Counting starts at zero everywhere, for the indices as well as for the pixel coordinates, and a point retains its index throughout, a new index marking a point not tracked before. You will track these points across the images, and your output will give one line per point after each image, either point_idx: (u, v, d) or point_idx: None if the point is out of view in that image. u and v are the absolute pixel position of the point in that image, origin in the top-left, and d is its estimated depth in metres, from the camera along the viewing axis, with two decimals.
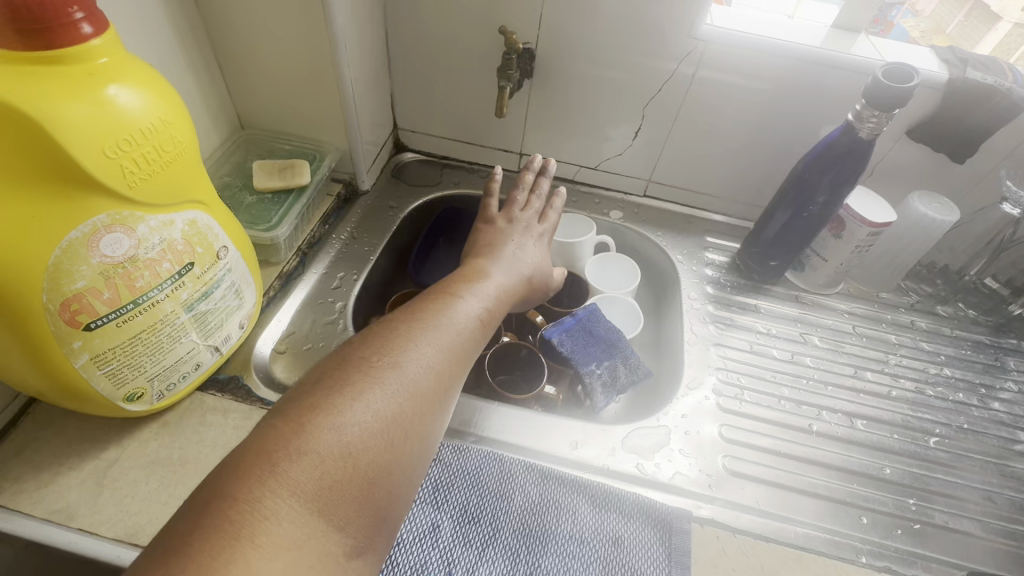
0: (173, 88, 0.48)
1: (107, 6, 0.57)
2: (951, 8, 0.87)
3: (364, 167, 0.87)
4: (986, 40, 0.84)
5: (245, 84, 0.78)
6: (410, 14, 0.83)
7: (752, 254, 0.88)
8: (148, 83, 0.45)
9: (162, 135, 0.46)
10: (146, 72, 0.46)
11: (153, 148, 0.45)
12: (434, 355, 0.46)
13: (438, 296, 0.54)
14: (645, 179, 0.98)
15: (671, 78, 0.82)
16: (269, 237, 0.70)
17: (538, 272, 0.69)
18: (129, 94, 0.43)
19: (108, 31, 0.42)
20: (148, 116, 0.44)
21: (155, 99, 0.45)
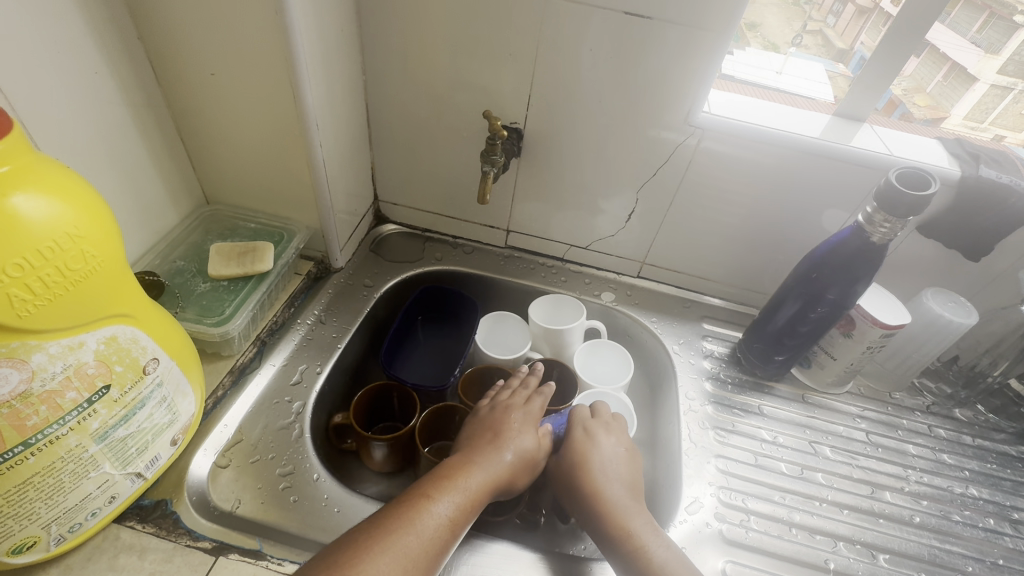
0: (97, 194, 0.41)
1: (46, 90, 0.52)
2: (931, 68, 0.78)
3: (337, 245, 0.81)
4: (965, 100, 0.78)
5: (211, 158, 0.73)
6: (392, 88, 0.80)
7: (754, 350, 0.82)
8: (62, 190, 0.38)
9: (70, 253, 0.38)
10: (63, 177, 0.39)
11: (59, 270, 0.38)
12: (390, 569, 0.45)
13: (415, 493, 0.52)
14: (639, 261, 0.92)
15: (668, 160, 0.78)
16: (219, 332, 0.62)
17: (520, 464, 0.61)
18: (31, 209, 0.36)
19: (15, 134, 0.36)
20: (55, 231, 0.37)
21: (69, 209, 0.38)
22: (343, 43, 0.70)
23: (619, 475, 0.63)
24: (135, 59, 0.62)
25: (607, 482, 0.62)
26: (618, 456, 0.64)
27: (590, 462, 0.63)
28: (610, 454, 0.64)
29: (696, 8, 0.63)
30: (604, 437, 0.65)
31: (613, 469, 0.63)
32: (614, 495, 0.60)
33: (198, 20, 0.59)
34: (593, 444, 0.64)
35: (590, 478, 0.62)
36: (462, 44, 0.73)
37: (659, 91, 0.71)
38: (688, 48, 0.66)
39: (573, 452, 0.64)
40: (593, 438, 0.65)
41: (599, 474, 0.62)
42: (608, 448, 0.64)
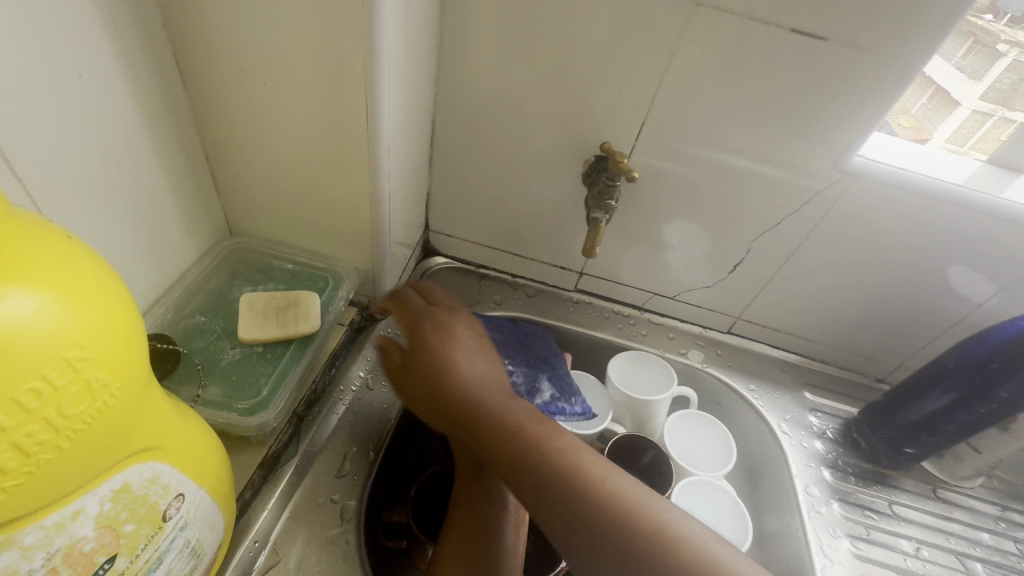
0: (119, 282, 0.29)
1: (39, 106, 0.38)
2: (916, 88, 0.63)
3: (389, 291, 0.66)
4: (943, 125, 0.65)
5: (242, 182, 0.58)
6: (466, 103, 0.65)
7: (881, 436, 0.69)
8: (72, 284, 0.26)
9: (69, 383, 0.25)
10: (78, 263, 0.26)
11: (48, 417, 0.25)
12: None
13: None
14: (733, 316, 0.79)
15: (800, 209, 0.64)
16: (253, 422, 0.47)
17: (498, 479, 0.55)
18: (18, 315, 0.23)
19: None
20: (46, 360, 0.24)
21: (77, 320, 0.25)
22: (422, 47, 0.55)
23: (489, 379, 0.55)
24: (154, 55, 0.46)
25: (489, 394, 0.53)
26: (486, 371, 0.56)
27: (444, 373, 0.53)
28: (477, 361, 0.56)
29: (888, 31, 0.50)
30: (463, 334, 0.57)
31: (493, 383, 0.55)
32: (485, 402, 0.52)
33: (250, 8, 0.44)
34: (454, 347, 0.56)
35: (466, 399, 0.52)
36: (566, 56, 0.58)
37: (807, 129, 0.57)
38: (862, 80, 0.53)
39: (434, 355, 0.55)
40: (450, 336, 0.56)
41: (476, 382, 0.54)
42: (479, 361, 0.56)
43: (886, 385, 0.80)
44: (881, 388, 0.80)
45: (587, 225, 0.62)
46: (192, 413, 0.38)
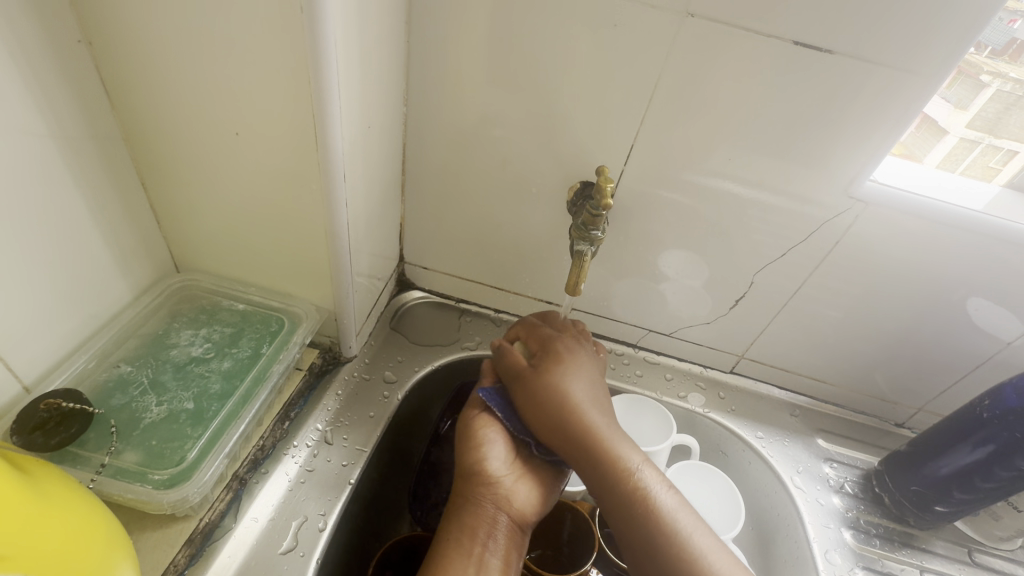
0: None
1: None
2: (940, 113, 0.55)
3: (353, 330, 0.59)
4: (934, 152, 0.58)
5: (183, 210, 0.52)
6: (438, 123, 0.60)
7: (907, 492, 0.63)
8: None
9: None
10: None
11: None
12: None
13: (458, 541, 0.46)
14: (737, 354, 0.72)
15: (807, 239, 0.59)
16: (173, 493, 0.42)
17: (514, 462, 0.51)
18: None
19: None
20: None
21: None
22: (386, 62, 0.50)
23: (601, 402, 0.52)
24: (70, 68, 0.41)
25: (592, 407, 0.51)
26: (596, 381, 0.54)
27: (569, 395, 0.51)
28: (590, 386, 0.53)
29: (900, 42, 0.46)
30: (582, 360, 0.55)
31: (594, 401, 0.52)
32: (601, 425, 0.50)
33: (180, 14, 0.39)
34: (570, 371, 0.53)
35: (571, 408, 0.51)
36: (545, 72, 0.53)
37: (812, 148, 0.53)
38: (868, 94, 0.49)
39: (532, 398, 0.52)
40: (560, 364, 0.54)
41: (578, 403, 0.51)
42: (587, 380, 0.53)
43: (906, 430, 0.73)
44: (901, 433, 0.73)
45: (572, 255, 0.58)
46: (80, 504, 0.34)
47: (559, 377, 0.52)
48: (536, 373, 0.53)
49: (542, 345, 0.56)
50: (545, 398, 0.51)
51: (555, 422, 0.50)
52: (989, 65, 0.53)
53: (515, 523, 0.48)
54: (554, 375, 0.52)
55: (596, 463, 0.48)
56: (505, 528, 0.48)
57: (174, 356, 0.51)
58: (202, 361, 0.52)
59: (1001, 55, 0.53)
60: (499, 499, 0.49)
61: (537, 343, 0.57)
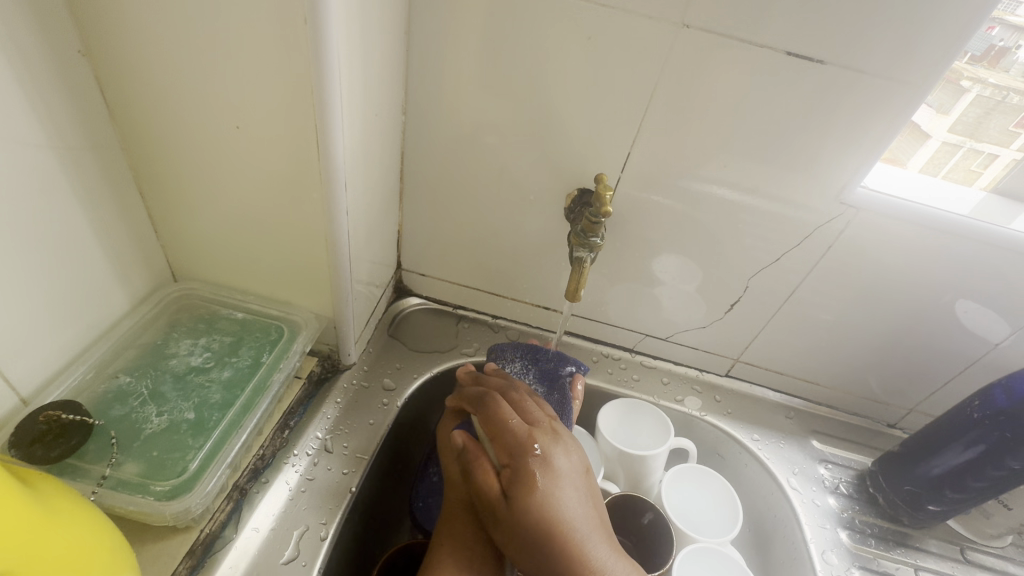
0: None
1: None
2: (924, 117, 0.57)
3: (352, 338, 0.59)
4: (916, 156, 0.59)
5: (182, 220, 0.52)
6: (436, 131, 0.60)
7: (901, 492, 0.64)
8: None
9: None
10: None
11: None
12: None
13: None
14: (732, 358, 0.73)
15: (800, 244, 0.60)
16: (174, 504, 0.42)
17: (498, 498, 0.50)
18: None
19: None
20: None
21: None
22: (385, 72, 0.50)
23: (594, 521, 0.45)
24: (70, 79, 0.41)
25: (587, 536, 0.43)
26: (580, 489, 0.46)
27: (557, 527, 0.43)
28: (576, 500, 0.45)
29: (887, 53, 0.47)
30: (564, 470, 0.46)
31: (588, 525, 0.44)
32: (600, 559, 0.43)
33: (182, 25, 0.39)
34: (551, 492, 0.44)
35: (565, 545, 0.42)
36: (544, 81, 0.54)
37: (805, 154, 0.54)
38: (858, 103, 0.50)
39: (519, 498, 0.44)
40: (537, 488, 0.44)
41: (570, 532, 0.43)
42: (573, 496, 0.45)
43: (898, 430, 0.74)
44: (894, 433, 0.74)
45: (571, 262, 0.59)
46: (83, 516, 0.34)
47: (539, 506, 0.43)
48: (510, 507, 0.44)
49: (512, 453, 0.46)
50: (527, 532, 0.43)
51: (546, 561, 0.42)
52: (969, 69, 0.54)
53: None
54: (530, 506, 0.43)
55: None
56: (499, 534, 0.48)
57: (174, 366, 0.51)
58: (202, 371, 0.51)
59: (980, 61, 0.54)
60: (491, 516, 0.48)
61: (503, 450, 0.47)
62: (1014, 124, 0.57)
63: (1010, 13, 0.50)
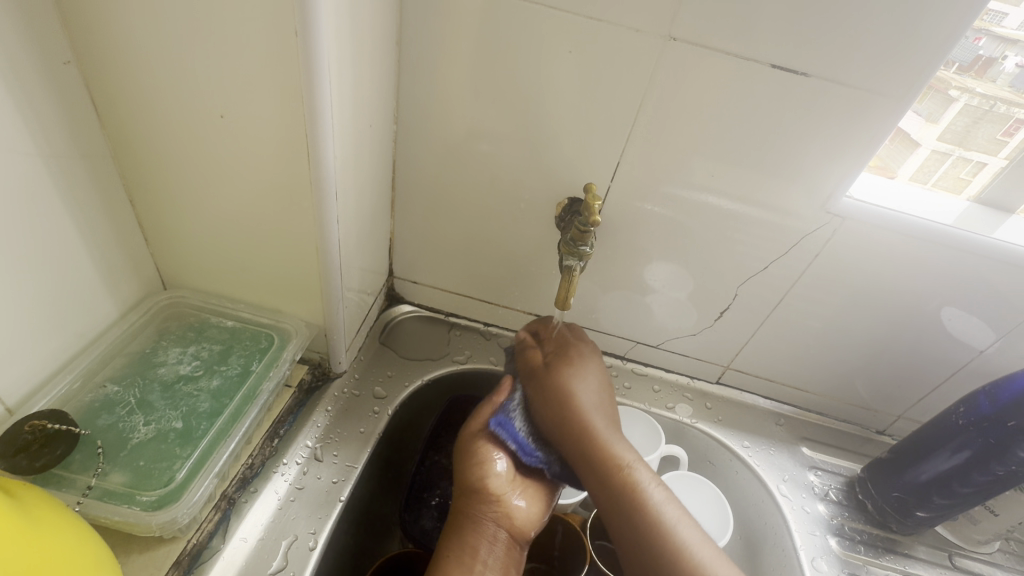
0: None
1: None
2: (915, 125, 0.58)
3: (343, 345, 0.59)
4: (907, 164, 0.60)
5: (172, 227, 0.52)
6: (428, 140, 0.60)
7: (889, 499, 0.64)
8: None
9: None
10: None
11: None
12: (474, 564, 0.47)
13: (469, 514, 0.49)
14: (722, 365, 0.74)
15: (788, 252, 0.61)
16: (161, 514, 0.42)
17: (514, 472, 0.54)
18: None
19: None
20: None
21: None
22: (377, 82, 0.51)
23: (606, 407, 0.56)
24: (61, 88, 0.42)
25: (597, 413, 0.54)
26: (602, 391, 0.57)
27: (572, 397, 0.55)
28: (595, 388, 0.56)
29: (869, 66, 0.48)
30: (592, 365, 0.58)
31: (598, 406, 0.55)
32: (604, 429, 0.53)
33: (173, 36, 0.40)
34: (577, 374, 0.57)
35: (578, 407, 0.54)
36: (534, 91, 0.55)
37: (791, 163, 0.55)
38: (842, 114, 0.51)
39: (552, 367, 0.57)
40: (570, 365, 0.57)
41: (581, 402, 0.55)
42: (594, 384, 0.57)
43: (887, 437, 0.75)
44: (883, 440, 0.75)
45: (561, 270, 0.59)
46: (68, 528, 0.34)
47: (567, 375, 0.56)
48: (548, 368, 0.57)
49: (558, 346, 0.60)
50: (553, 380, 0.56)
51: (562, 419, 0.54)
52: (957, 79, 0.56)
53: (514, 537, 0.50)
54: (561, 376, 0.56)
55: (602, 470, 0.51)
56: (505, 543, 0.49)
57: (162, 374, 0.51)
58: (191, 379, 0.51)
59: (968, 71, 0.55)
60: (500, 516, 0.49)
61: (552, 342, 0.61)
62: (999, 134, 0.57)
63: (995, 25, 0.53)
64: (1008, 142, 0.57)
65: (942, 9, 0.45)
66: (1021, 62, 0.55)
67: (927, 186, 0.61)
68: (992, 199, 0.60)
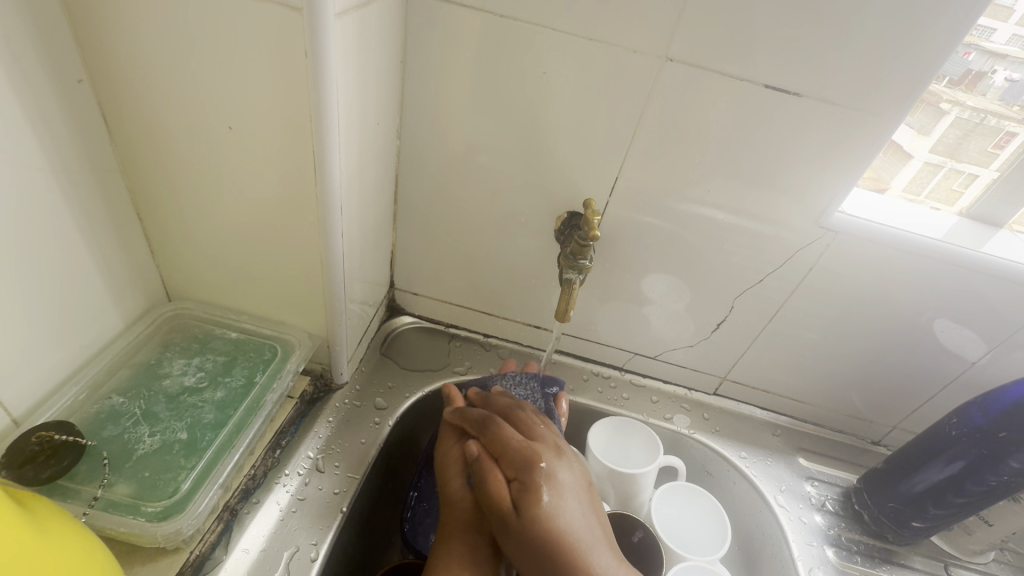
0: None
1: None
2: (906, 137, 0.59)
3: (345, 356, 0.60)
4: (900, 175, 0.62)
5: (179, 241, 0.53)
6: (430, 155, 0.62)
7: (885, 510, 0.65)
8: None
9: None
10: None
11: None
12: None
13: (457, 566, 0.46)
14: (720, 376, 0.75)
15: (784, 265, 0.62)
16: (166, 524, 0.42)
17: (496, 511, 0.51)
18: None
19: None
20: None
21: None
22: (381, 100, 0.52)
23: (598, 535, 0.46)
24: (73, 105, 0.43)
25: (592, 546, 0.45)
26: (586, 511, 0.48)
27: (566, 541, 0.44)
28: (580, 514, 0.47)
29: (858, 87, 0.50)
30: (566, 482, 0.48)
31: (590, 536, 0.46)
32: (610, 571, 0.44)
33: (184, 56, 0.41)
34: (558, 504, 0.46)
35: (569, 552, 0.44)
36: (535, 108, 0.56)
37: (784, 179, 0.56)
38: (833, 132, 0.52)
39: (530, 509, 0.45)
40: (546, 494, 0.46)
41: (571, 541, 0.44)
42: (577, 510, 0.47)
43: (882, 447, 0.76)
44: (878, 451, 0.75)
45: (561, 283, 0.60)
46: (73, 533, 0.34)
47: (546, 516, 0.45)
48: (521, 514, 0.45)
49: (521, 467, 0.48)
50: (532, 528, 0.44)
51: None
52: (947, 93, 0.57)
53: None
54: (541, 513, 0.45)
55: None
56: (498, 556, 0.49)
57: (167, 386, 0.51)
58: (195, 391, 0.52)
59: (958, 85, 0.57)
60: None
61: (511, 463, 0.48)
62: (991, 146, 0.59)
63: (984, 40, 0.54)
64: (1000, 153, 0.59)
65: (927, 32, 0.47)
66: (1010, 77, 0.56)
67: (920, 199, 0.63)
68: (982, 213, 0.62)
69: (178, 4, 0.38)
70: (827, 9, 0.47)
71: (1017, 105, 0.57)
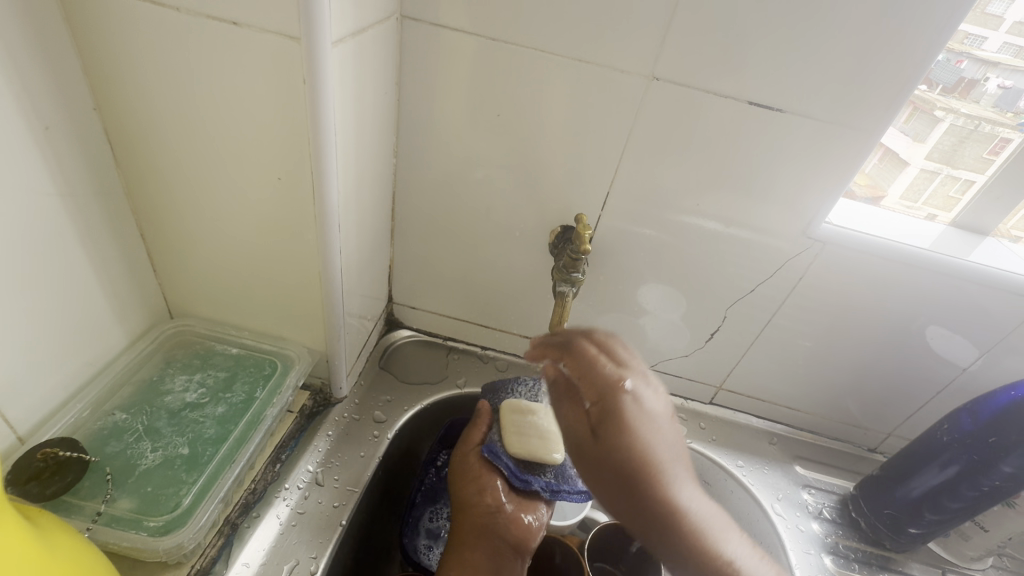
0: None
1: None
2: (902, 146, 0.60)
3: (344, 371, 0.61)
4: (898, 183, 0.63)
5: (181, 260, 0.54)
6: (425, 173, 0.63)
7: (881, 516, 0.65)
8: None
9: None
10: None
11: None
12: None
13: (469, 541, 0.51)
14: (715, 386, 0.75)
15: (774, 274, 0.63)
16: (167, 538, 0.43)
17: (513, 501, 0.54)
18: None
19: None
20: None
21: None
22: (377, 121, 0.54)
23: (679, 453, 0.45)
24: (81, 131, 0.44)
25: (674, 465, 0.43)
26: (669, 424, 0.47)
27: (647, 445, 0.44)
28: (656, 403, 0.48)
29: (839, 103, 0.52)
30: (644, 394, 0.48)
31: (671, 451, 0.44)
32: (680, 477, 0.43)
33: (188, 85, 0.42)
34: (637, 400, 0.47)
35: (654, 478, 0.42)
36: (528, 126, 0.58)
37: (772, 191, 0.57)
38: (818, 147, 0.54)
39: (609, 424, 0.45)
40: (630, 410, 0.46)
41: (657, 457, 0.43)
42: (657, 412, 0.47)
43: (878, 455, 0.76)
44: (874, 458, 0.76)
45: (555, 296, 0.61)
46: (78, 549, 0.35)
47: (630, 443, 0.44)
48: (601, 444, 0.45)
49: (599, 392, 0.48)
50: (618, 424, 0.45)
51: (627, 461, 0.43)
52: (942, 101, 0.58)
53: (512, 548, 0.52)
54: (626, 442, 0.44)
55: (678, 516, 0.41)
56: (505, 556, 0.51)
57: (169, 402, 0.52)
58: (197, 406, 0.53)
59: (953, 92, 0.58)
60: (496, 529, 0.52)
61: (593, 388, 0.49)
62: (986, 153, 0.60)
63: (976, 48, 0.56)
64: (995, 159, 0.60)
65: (900, 51, 0.49)
66: (1003, 84, 0.58)
67: (918, 206, 0.64)
68: (969, 223, 0.63)
69: (182, 34, 0.40)
70: (806, 30, 0.49)
71: (1011, 113, 0.58)
